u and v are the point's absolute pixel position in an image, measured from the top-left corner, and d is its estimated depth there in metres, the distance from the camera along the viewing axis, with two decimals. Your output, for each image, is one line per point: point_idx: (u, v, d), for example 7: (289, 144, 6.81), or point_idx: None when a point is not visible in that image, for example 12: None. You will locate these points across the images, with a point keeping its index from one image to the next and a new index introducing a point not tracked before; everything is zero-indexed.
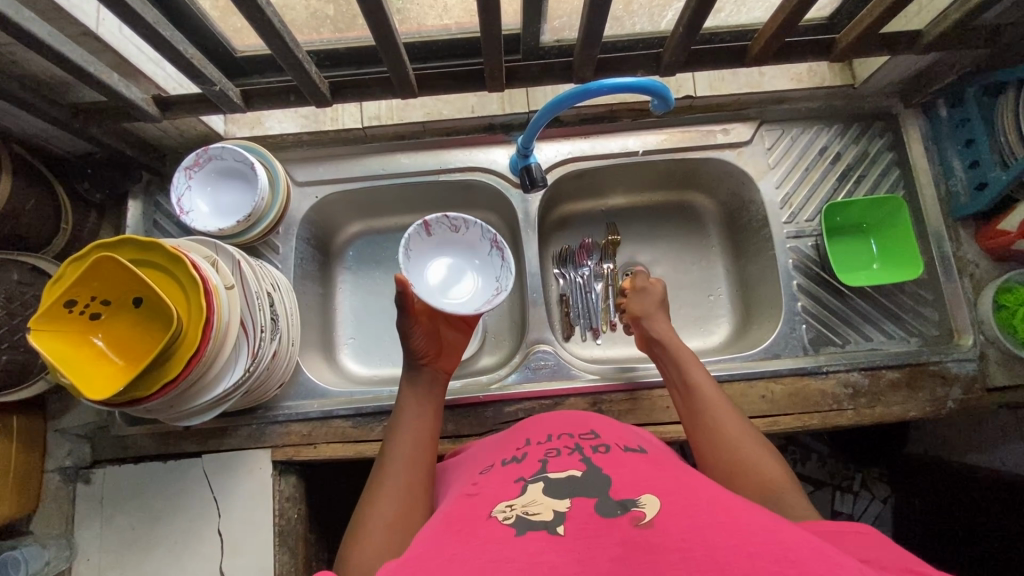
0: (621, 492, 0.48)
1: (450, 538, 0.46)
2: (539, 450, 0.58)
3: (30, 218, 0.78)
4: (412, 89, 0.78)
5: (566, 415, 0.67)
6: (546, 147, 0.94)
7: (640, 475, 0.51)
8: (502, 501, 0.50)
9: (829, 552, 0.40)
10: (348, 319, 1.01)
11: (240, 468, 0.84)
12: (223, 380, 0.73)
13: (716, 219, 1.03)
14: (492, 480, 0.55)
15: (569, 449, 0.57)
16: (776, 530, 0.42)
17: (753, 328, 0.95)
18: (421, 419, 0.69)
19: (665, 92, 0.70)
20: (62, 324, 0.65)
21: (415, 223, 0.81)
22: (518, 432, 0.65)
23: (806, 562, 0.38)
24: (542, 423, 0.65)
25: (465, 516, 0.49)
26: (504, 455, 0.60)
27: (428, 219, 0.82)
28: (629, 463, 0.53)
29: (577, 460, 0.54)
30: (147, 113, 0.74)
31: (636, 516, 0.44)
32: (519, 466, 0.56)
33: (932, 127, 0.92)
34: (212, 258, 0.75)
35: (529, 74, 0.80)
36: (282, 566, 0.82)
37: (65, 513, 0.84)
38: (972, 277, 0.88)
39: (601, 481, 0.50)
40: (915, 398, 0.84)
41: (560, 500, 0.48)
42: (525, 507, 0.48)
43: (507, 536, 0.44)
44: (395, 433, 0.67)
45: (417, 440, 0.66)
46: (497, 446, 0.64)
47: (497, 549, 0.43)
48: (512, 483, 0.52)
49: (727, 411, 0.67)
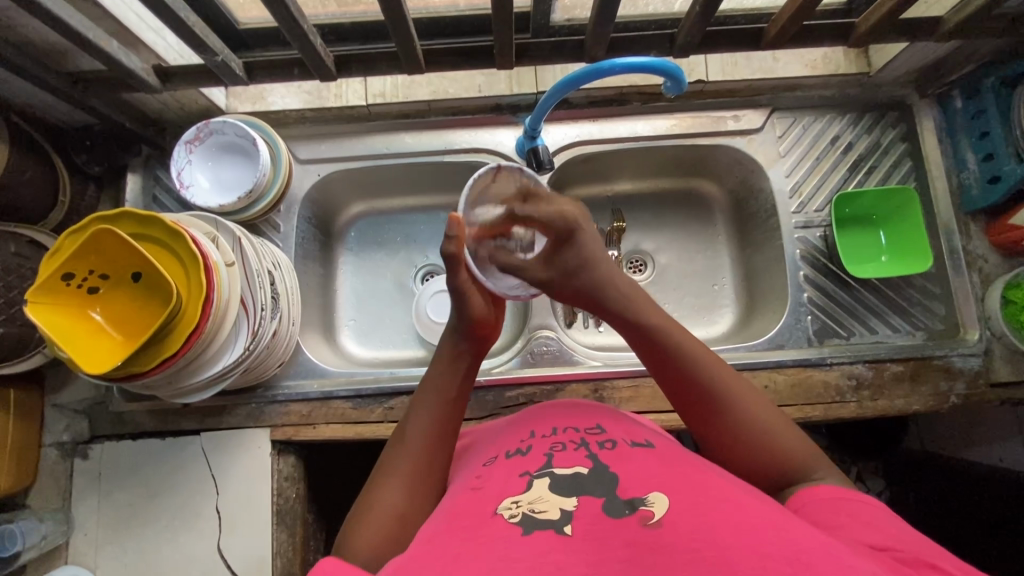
0: (629, 491, 0.47)
1: (455, 535, 0.46)
2: (544, 443, 0.57)
3: (27, 190, 0.76)
4: (419, 65, 0.76)
5: (576, 407, 0.66)
6: (553, 130, 0.92)
7: (648, 471, 0.50)
8: (508, 496, 0.49)
9: (842, 552, 0.40)
10: (349, 300, 1.01)
11: (240, 447, 0.83)
12: (223, 357, 0.73)
13: (723, 207, 1.02)
14: (496, 473, 0.54)
15: (575, 444, 0.56)
16: (787, 531, 0.41)
17: (757, 318, 0.95)
18: (452, 398, 0.65)
19: (678, 73, 0.68)
20: (61, 298, 0.64)
21: (484, 168, 0.72)
22: (525, 421, 0.65)
23: (819, 564, 0.38)
24: (550, 414, 0.65)
25: (470, 512, 0.49)
26: (508, 446, 0.60)
27: (503, 166, 0.74)
28: (636, 459, 0.53)
29: (583, 456, 0.53)
30: (147, 83, 0.72)
31: (644, 516, 0.44)
32: (524, 459, 0.55)
33: (945, 118, 0.90)
34: (212, 234, 0.74)
35: (540, 52, 0.78)
36: (279, 544, 0.81)
37: (61, 488, 0.84)
38: (981, 271, 0.87)
39: (608, 479, 0.49)
40: (918, 391, 0.83)
41: (567, 498, 0.47)
42: (531, 505, 0.47)
43: (513, 535, 0.44)
44: (420, 409, 0.64)
45: (441, 423, 0.63)
46: (502, 435, 0.64)
47: (503, 547, 0.42)
48: (516, 477, 0.52)
49: (730, 376, 0.60)
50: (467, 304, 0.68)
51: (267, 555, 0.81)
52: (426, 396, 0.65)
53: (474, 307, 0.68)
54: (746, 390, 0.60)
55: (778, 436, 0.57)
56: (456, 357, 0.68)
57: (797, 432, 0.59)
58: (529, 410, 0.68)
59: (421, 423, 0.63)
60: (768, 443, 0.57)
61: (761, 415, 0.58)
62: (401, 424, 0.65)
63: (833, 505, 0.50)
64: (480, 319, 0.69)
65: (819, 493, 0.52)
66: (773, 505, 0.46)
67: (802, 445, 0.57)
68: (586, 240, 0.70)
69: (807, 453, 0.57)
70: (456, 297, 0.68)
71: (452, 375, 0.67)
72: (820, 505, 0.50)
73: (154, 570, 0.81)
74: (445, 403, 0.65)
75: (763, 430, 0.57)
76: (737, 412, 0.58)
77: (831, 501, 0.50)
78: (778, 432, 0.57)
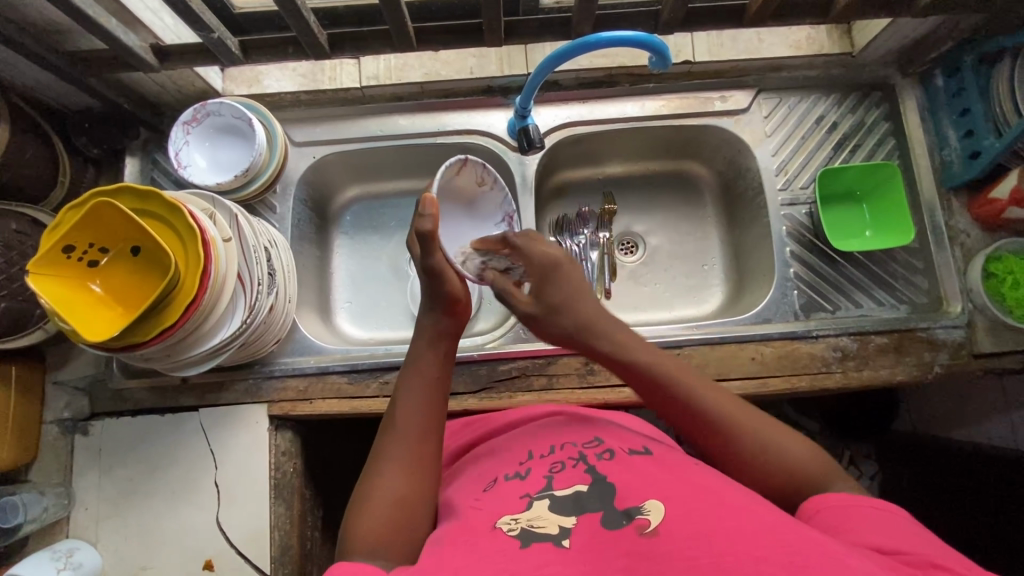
0: (626, 500, 0.50)
1: (458, 549, 0.49)
2: (543, 464, 0.59)
3: (28, 169, 0.78)
4: (410, 42, 0.78)
5: (569, 420, 0.68)
6: (544, 111, 0.94)
7: (646, 479, 0.53)
8: (507, 514, 0.52)
9: (837, 553, 0.42)
10: (345, 282, 1.02)
11: (237, 422, 0.85)
12: (220, 331, 0.74)
13: (712, 188, 1.04)
14: (498, 494, 0.57)
15: (574, 460, 0.58)
16: (779, 532, 0.44)
17: (746, 294, 0.96)
18: (435, 380, 0.67)
19: (663, 49, 0.71)
20: (62, 270, 0.66)
21: (456, 155, 0.74)
22: (525, 435, 0.67)
23: (812, 566, 0.40)
24: (548, 430, 0.66)
25: (472, 526, 0.52)
26: (506, 468, 0.61)
27: (469, 159, 0.76)
28: (633, 467, 0.55)
29: (582, 472, 0.56)
30: (144, 61, 0.74)
31: (641, 524, 0.47)
32: (523, 482, 0.57)
33: (928, 97, 0.92)
34: (210, 210, 0.76)
35: (528, 30, 0.80)
36: (277, 516, 0.83)
37: (62, 464, 0.85)
38: (963, 246, 0.89)
39: (608, 491, 0.52)
40: (902, 362, 0.85)
41: (567, 516, 0.50)
42: (530, 521, 0.50)
43: (513, 549, 0.47)
44: (407, 394, 0.66)
45: (429, 408, 0.65)
46: (506, 447, 0.66)
47: (505, 561, 0.46)
48: (516, 498, 0.54)
49: (727, 401, 0.59)
50: (443, 282, 0.70)
51: (264, 528, 0.82)
52: (410, 382, 0.67)
53: (449, 285, 0.70)
54: (751, 415, 0.59)
55: (781, 452, 0.56)
56: (436, 339, 0.70)
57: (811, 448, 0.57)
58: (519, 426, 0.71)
59: (407, 408, 0.64)
60: (783, 462, 0.56)
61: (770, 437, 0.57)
62: (387, 412, 0.66)
63: (849, 509, 0.50)
64: (454, 297, 0.71)
65: (830, 499, 0.52)
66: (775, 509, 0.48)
67: (817, 460, 0.56)
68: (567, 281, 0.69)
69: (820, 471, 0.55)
70: (431, 276, 0.70)
71: (432, 358, 0.69)
72: (835, 512, 0.50)
73: (155, 542, 0.82)
74: (427, 385, 0.66)
75: (780, 456, 0.56)
76: (741, 439, 0.57)
77: (844, 506, 0.50)
78: (794, 452, 0.56)
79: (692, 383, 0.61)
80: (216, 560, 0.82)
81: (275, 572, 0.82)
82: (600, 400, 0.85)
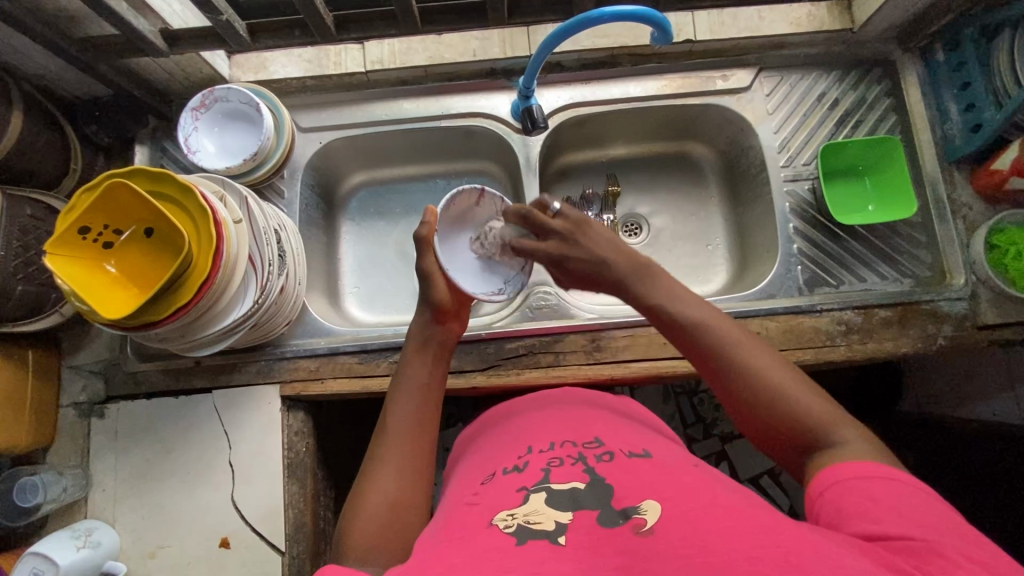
0: (623, 501, 0.51)
1: (454, 543, 0.49)
2: (541, 459, 0.60)
3: (41, 156, 0.79)
4: (415, 23, 0.80)
5: (571, 416, 0.70)
6: (547, 93, 0.95)
7: (643, 481, 0.53)
8: (504, 509, 0.53)
9: (833, 552, 0.42)
10: (352, 267, 1.04)
11: (248, 403, 0.86)
12: (234, 310, 0.75)
13: (715, 167, 1.05)
14: (494, 489, 0.57)
15: (573, 458, 0.59)
16: (778, 533, 0.44)
17: (750, 271, 0.97)
18: (426, 385, 0.69)
19: (665, 23, 0.72)
20: (76, 250, 0.67)
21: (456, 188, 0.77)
22: (523, 434, 0.68)
23: (808, 565, 0.40)
24: (546, 426, 0.68)
25: (468, 522, 0.53)
26: (506, 463, 0.63)
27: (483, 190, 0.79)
28: (631, 469, 0.56)
29: (580, 472, 0.57)
30: (155, 46, 0.75)
31: (637, 524, 0.48)
32: (521, 475, 0.58)
33: (929, 72, 0.93)
34: (220, 193, 0.76)
35: (531, 8, 0.83)
36: (291, 495, 0.84)
37: (79, 446, 0.87)
38: (966, 219, 0.89)
39: (605, 491, 0.53)
40: (906, 334, 0.86)
41: (563, 512, 0.51)
42: (526, 516, 0.51)
43: (508, 544, 0.47)
44: (398, 402, 0.67)
45: (420, 412, 0.67)
46: (504, 446, 0.67)
47: (499, 555, 0.46)
48: (514, 492, 0.55)
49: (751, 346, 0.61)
50: (430, 287, 0.72)
51: (278, 505, 0.83)
52: (401, 389, 0.69)
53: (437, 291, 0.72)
54: (772, 360, 0.60)
55: (795, 397, 0.57)
56: (423, 347, 0.72)
57: (823, 397, 0.57)
58: (521, 420, 0.72)
59: (400, 413, 0.66)
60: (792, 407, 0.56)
61: (782, 379, 0.58)
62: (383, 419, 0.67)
63: (857, 486, 0.49)
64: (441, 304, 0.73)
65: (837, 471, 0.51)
66: (774, 513, 0.48)
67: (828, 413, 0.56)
68: (590, 246, 0.70)
69: (831, 416, 0.55)
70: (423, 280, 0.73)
71: (422, 364, 0.71)
72: (844, 488, 0.49)
73: (172, 522, 0.84)
74: (421, 389, 0.69)
75: (788, 398, 0.57)
76: (751, 374, 0.59)
77: (851, 483, 0.49)
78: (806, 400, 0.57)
79: (715, 324, 0.63)
80: (231, 538, 0.83)
81: (291, 549, 0.83)
82: (608, 375, 0.86)
